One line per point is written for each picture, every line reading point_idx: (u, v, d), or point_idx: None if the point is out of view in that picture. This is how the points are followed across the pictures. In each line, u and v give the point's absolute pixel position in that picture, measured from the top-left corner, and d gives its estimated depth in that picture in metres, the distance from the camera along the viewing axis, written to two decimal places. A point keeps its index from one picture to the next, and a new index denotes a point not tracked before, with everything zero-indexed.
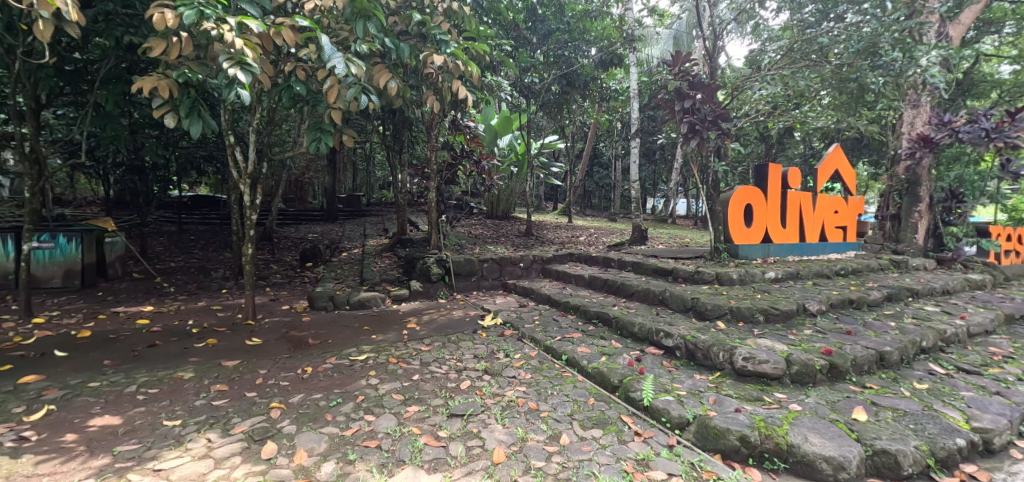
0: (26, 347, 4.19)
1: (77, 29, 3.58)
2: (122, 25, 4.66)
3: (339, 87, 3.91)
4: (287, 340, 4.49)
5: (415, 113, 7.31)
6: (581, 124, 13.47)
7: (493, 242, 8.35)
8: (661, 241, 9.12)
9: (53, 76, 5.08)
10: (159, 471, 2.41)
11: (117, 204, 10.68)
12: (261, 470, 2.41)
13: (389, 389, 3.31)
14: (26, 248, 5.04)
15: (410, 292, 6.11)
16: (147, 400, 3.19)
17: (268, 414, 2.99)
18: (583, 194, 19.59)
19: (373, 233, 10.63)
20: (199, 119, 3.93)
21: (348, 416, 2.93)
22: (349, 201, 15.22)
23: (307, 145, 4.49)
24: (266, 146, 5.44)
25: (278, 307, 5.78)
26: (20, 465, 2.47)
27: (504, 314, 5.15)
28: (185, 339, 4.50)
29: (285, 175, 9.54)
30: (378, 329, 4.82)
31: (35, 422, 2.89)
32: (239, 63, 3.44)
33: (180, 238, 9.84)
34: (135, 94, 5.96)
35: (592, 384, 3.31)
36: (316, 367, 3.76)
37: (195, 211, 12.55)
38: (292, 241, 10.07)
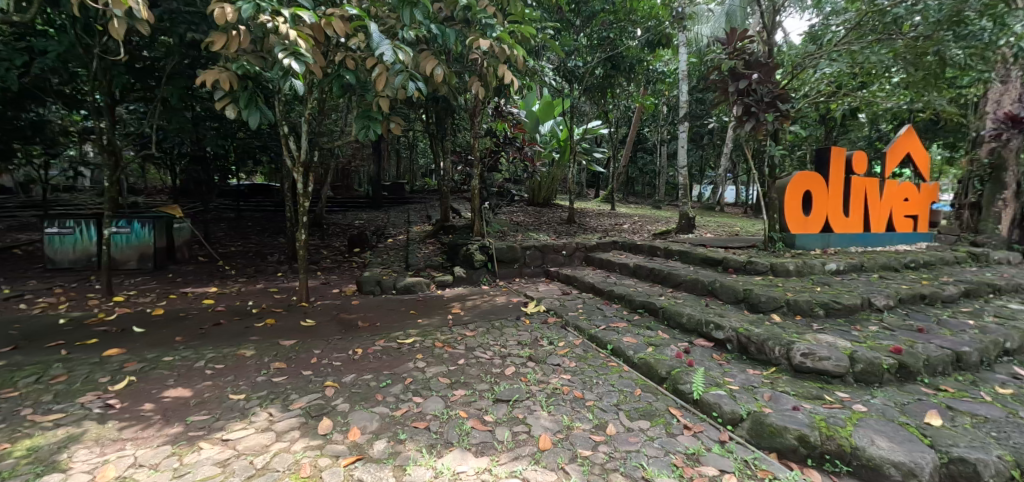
0: (108, 322, 4.58)
1: (147, 26, 3.72)
2: (185, 23, 4.88)
3: (387, 75, 3.98)
4: (339, 322, 4.69)
5: (458, 100, 7.33)
6: (625, 108, 13.09)
7: (536, 230, 8.34)
8: (709, 229, 8.80)
9: (124, 73, 5.40)
10: (227, 441, 2.58)
11: (183, 192, 11.43)
12: (318, 444, 2.54)
13: (436, 372, 3.39)
14: (106, 233, 5.45)
15: (454, 278, 6.22)
16: (214, 374, 3.42)
17: (323, 391, 3.14)
18: (627, 181, 19.22)
19: (417, 220, 10.83)
20: (257, 110, 4.11)
21: (397, 397, 3.03)
22: (394, 188, 15.61)
23: (357, 134, 4.61)
24: (317, 135, 5.64)
25: (329, 290, 6.02)
26: (107, 430, 2.71)
27: (548, 302, 5.15)
28: (246, 319, 4.79)
29: (333, 163, 9.85)
30: (423, 314, 4.96)
31: (119, 391, 3.17)
32: (294, 53, 3.53)
33: (239, 224, 10.38)
34: (197, 89, 6.30)
35: (638, 375, 3.26)
36: (366, 348, 3.91)
37: (251, 198, 13.22)
38: (340, 227, 10.44)
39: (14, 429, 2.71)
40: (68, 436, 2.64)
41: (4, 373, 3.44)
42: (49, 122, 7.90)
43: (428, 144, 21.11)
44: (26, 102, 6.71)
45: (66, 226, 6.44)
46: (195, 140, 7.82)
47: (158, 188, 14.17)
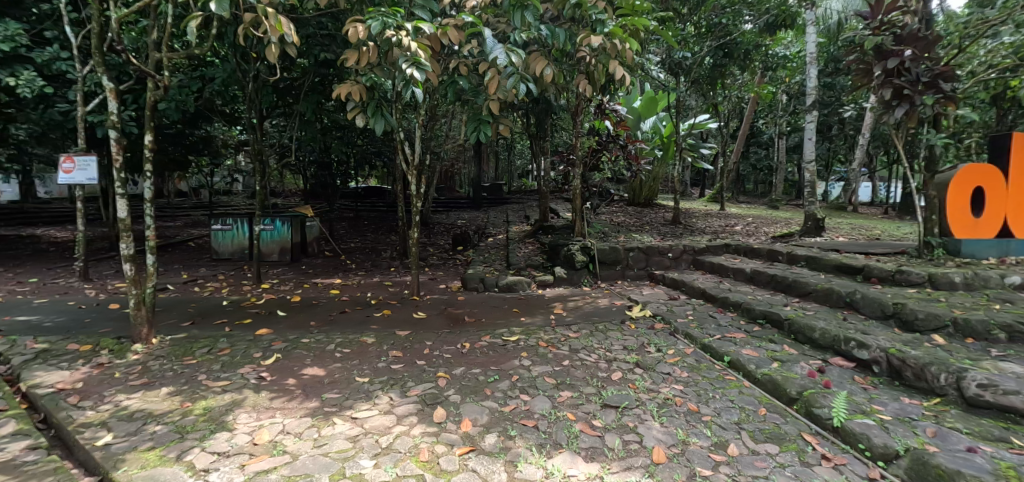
0: (259, 305, 5.30)
1: (294, 48, 4.21)
2: (320, 45, 5.45)
3: (499, 78, 4.10)
4: (448, 316, 4.94)
5: (561, 100, 7.33)
6: (737, 99, 12.05)
7: (638, 230, 8.05)
8: (840, 232, 7.82)
9: (271, 92, 6.19)
10: (356, 419, 2.84)
11: (313, 194, 12.85)
12: (434, 431, 2.69)
13: (541, 371, 3.42)
14: (257, 229, 6.31)
15: (555, 278, 6.23)
16: (342, 357, 3.79)
17: (436, 381, 3.32)
18: (738, 179, 17.79)
19: (516, 220, 11.06)
20: (381, 118, 4.50)
21: (505, 393, 3.11)
22: (494, 189, 16.08)
23: (468, 137, 4.83)
24: (429, 139, 5.97)
25: (437, 286, 6.37)
26: (261, 398, 3.12)
27: (654, 306, 4.94)
28: (367, 308, 5.25)
29: (440, 165, 10.41)
30: (526, 312, 5.03)
31: (269, 366, 3.64)
32: (415, 63, 3.80)
33: (358, 222, 11.40)
34: (328, 102, 7.03)
35: (762, 392, 3.00)
36: (473, 343, 4.06)
37: (368, 199, 14.47)
38: (445, 227, 11.00)
39: (193, 391, 3.24)
40: (232, 401, 3.08)
41: (185, 344, 4.12)
42: (214, 137, 9.33)
43: (526, 144, 21.37)
44: (199, 120, 8.00)
45: (227, 223, 7.58)
46: (324, 147, 8.73)
47: (293, 191, 16.09)
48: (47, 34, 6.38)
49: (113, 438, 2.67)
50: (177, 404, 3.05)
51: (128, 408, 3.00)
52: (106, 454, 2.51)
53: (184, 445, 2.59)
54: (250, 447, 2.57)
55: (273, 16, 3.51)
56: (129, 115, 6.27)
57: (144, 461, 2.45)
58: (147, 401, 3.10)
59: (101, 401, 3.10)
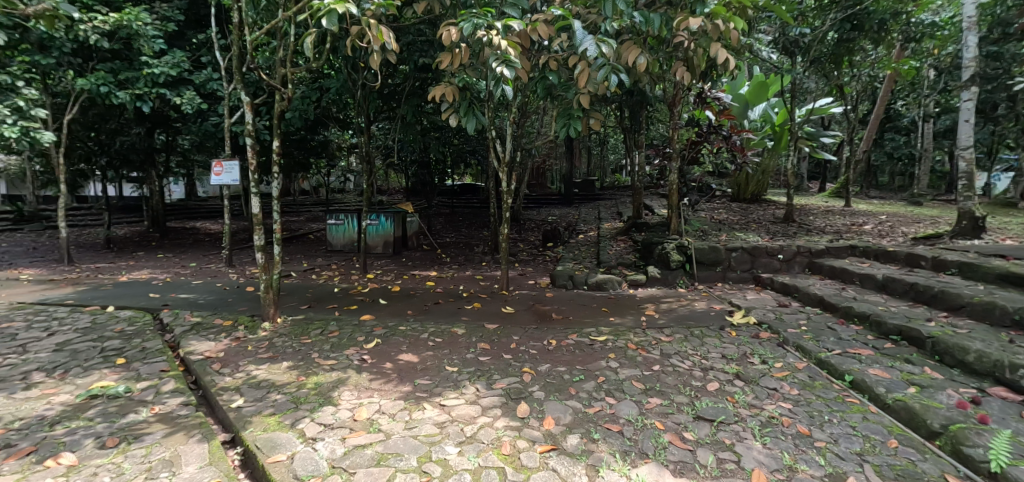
0: (364, 293, 5.74)
1: (394, 55, 4.46)
2: (418, 50, 5.74)
3: (589, 71, 4.01)
4: (535, 312, 4.94)
5: (657, 90, 6.95)
6: (869, 79, 10.55)
7: (743, 229, 7.41)
8: (1005, 233, 6.50)
9: (376, 97, 6.62)
10: (443, 406, 2.94)
11: (414, 191, 13.66)
12: (517, 426, 2.69)
13: (629, 375, 3.27)
14: (363, 224, 6.82)
15: (648, 278, 5.95)
16: (435, 346, 3.96)
17: (521, 376, 3.33)
18: (868, 171, 15.61)
19: (608, 216, 10.77)
20: (473, 116, 4.61)
21: (590, 394, 3.02)
22: (586, 185, 15.83)
23: (558, 132, 4.79)
24: (520, 136, 6.00)
25: (526, 281, 6.41)
26: (362, 378, 3.36)
27: (760, 313, 4.50)
28: (459, 300, 5.43)
29: (532, 162, 10.46)
30: (616, 312, 4.86)
31: (370, 349, 3.92)
32: (505, 61, 3.82)
33: (454, 218, 11.86)
34: (426, 104, 7.37)
35: (892, 421, 2.58)
36: (559, 341, 4.01)
37: (463, 196, 15.03)
38: (536, 223, 11.05)
39: (307, 367, 3.58)
40: (339, 379, 3.36)
41: (303, 325, 4.59)
42: (329, 140, 10.28)
43: (619, 139, 20.78)
44: (317, 126, 8.86)
45: (340, 218, 8.32)
46: (423, 147, 9.20)
47: (397, 189, 17.24)
48: (202, 57, 7.47)
49: (244, 402, 3.04)
50: (294, 377, 3.40)
51: (257, 378, 3.40)
52: (238, 415, 2.86)
53: (297, 414, 2.87)
54: (351, 422, 2.77)
55: (375, 26, 3.72)
56: (262, 124, 7.11)
57: (266, 425, 2.75)
58: (271, 373, 3.49)
59: (236, 369, 3.55)
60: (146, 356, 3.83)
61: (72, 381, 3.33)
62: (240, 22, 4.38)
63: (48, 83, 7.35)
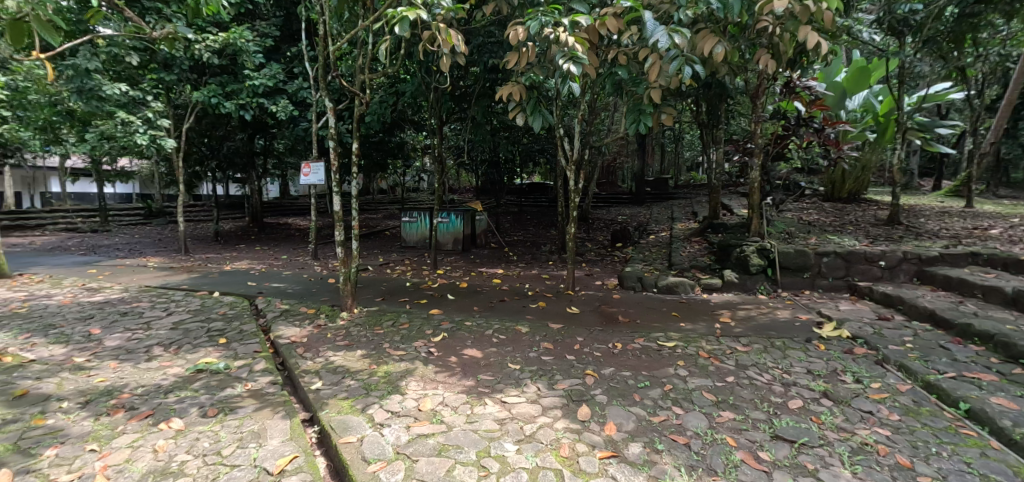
0: (433, 288, 5.95)
1: (463, 57, 4.56)
2: (488, 51, 5.83)
3: (661, 63, 3.84)
4: (601, 313, 4.83)
5: (738, 82, 6.52)
6: (998, 60, 9.16)
7: (837, 231, 6.75)
8: None
9: (448, 99, 6.82)
10: (504, 403, 2.97)
11: (484, 190, 13.95)
12: (577, 429, 2.65)
13: (699, 385, 3.11)
14: (435, 221, 7.05)
15: (724, 282, 5.61)
16: (498, 343, 4.01)
17: (584, 378, 3.28)
18: (995, 165, 13.59)
19: (682, 216, 10.30)
20: (540, 115, 4.60)
21: (656, 402, 2.90)
22: (659, 183, 15.26)
23: (627, 129, 4.65)
24: (589, 134, 5.90)
25: (593, 282, 6.30)
26: (428, 370, 3.48)
27: (854, 326, 4.07)
28: (524, 299, 5.46)
29: (601, 160, 10.25)
30: (687, 317, 4.63)
31: (437, 342, 4.05)
32: (572, 58, 3.76)
33: (522, 217, 11.95)
34: (496, 104, 7.48)
35: (1019, 461, 2.22)
36: (625, 344, 3.90)
37: (532, 195, 15.11)
38: (605, 223, 10.83)
39: (379, 356, 3.78)
40: (407, 369, 3.51)
41: (376, 316, 4.85)
42: (405, 142, 10.77)
43: (696, 135, 19.80)
44: (395, 128, 9.31)
45: (414, 216, 8.70)
46: (493, 147, 9.34)
47: (468, 188, 17.71)
48: (295, 69, 8.14)
49: (322, 385, 3.27)
50: (367, 365, 3.60)
51: (334, 363, 3.64)
52: (317, 396, 3.08)
53: (368, 400, 3.03)
54: (416, 412, 2.88)
55: (444, 30, 3.83)
56: (345, 128, 7.61)
57: (341, 407, 2.93)
58: (347, 359, 3.72)
59: (316, 354, 3.82)
60: (243, 337, 4.25)
61: (184, 356, 3.77)
62: (325, 36, 4.70)
63: (171, 97, 8.38)
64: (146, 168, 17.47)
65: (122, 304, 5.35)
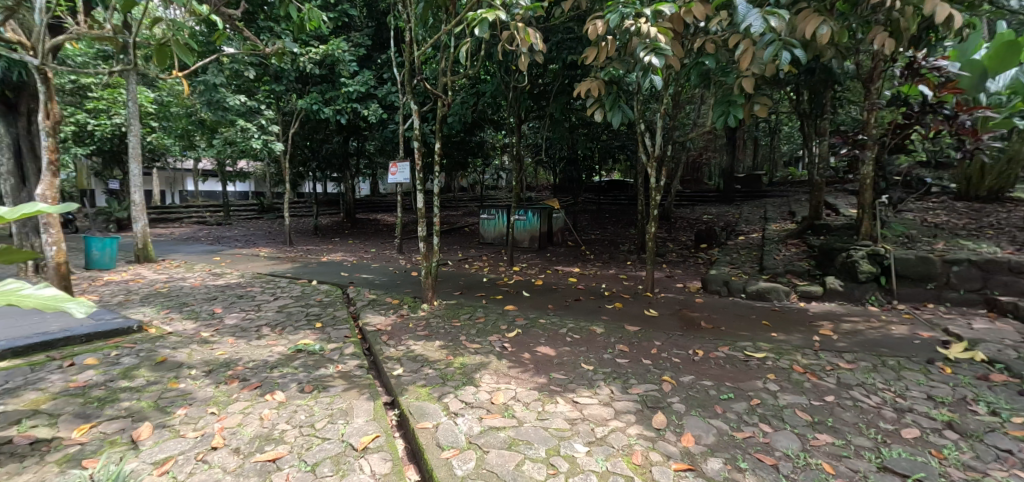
0: (509, 285, 6.05)
1: (542, 55, 4.55)
2: (567, 47, 5.78)
3: (754, 49, 3.56)
4: (682, 318, 4.62)
5: (848, 67, 5.87)
6: None
7: (970, 236, 5.86)
8: None
9: (527, 97, 6.85)
10: (576, 403, 2.94)
11: (562, 188, 13.89)
12: (651, 437, 2.55)
13: (792, 402, 2.86)
14: (512, 219, 7.12)
15: (825, 290, 5.10)
16: (572, 342, 3.98)
17: (660, 385, 3.15)
18: None
19: (777, 216, 9.53)
20: (619, 110, 4.49)
21: (740, 417, 2.72)
22: (751, 180, 14.25)
23: (715, 122, 4.37)
24: (672, 129, 5.64)
25: (674, 284, 6.03)
26: (502, 365, 3.55)
27: (991, 347, 3.51)
28: (600, 299, 5.36)
29: (686, 156, 9.77)
30: (779, 327, 4.27)
31: (511, 338, 4.12)
32: (654, 49, 3.61)
33: (600, 215, 11.74)
34: (575, 101, 7.39)
35: None
36: (707, 352, 3.69)
37: (611, 193, 14.80)
38: (689, 222, 10.31)
39: (456, 348, 3.92)
40: (481, 362, 3.60)
41: (454, 309, 5.03)
42: (485, 141, 11.04)
43: (795, 127, 18.21)
44: (475, 128, 9.57)
45: (492, 213, 8.89)
46: (571, 144, 9.27)
47: (546, 186, 17.74)
48: (385, 75, 8.64)
49: (403, 371, 3.45)
50: (444, 356, 3.74)
51: (414, 352, 3.83)
52: (398, 382, 3.26)
53: (444, 389, 3.15)
54: (489, 404, 2.94)
55: (522, 29, 3.86)
56: (429, 128, 7.96)
57: (419, 394, 3.08)
58: (426, 349, 3.90)
59: (399, 342, 4.05)
60: (336, 322, 4.62)
61: (286, 336, 4.18)
62: (411, 42, 4.95)
63: (280, 105, 9.29)
64: (260, 169, 19.54)
65: (238, 288, 6.05)
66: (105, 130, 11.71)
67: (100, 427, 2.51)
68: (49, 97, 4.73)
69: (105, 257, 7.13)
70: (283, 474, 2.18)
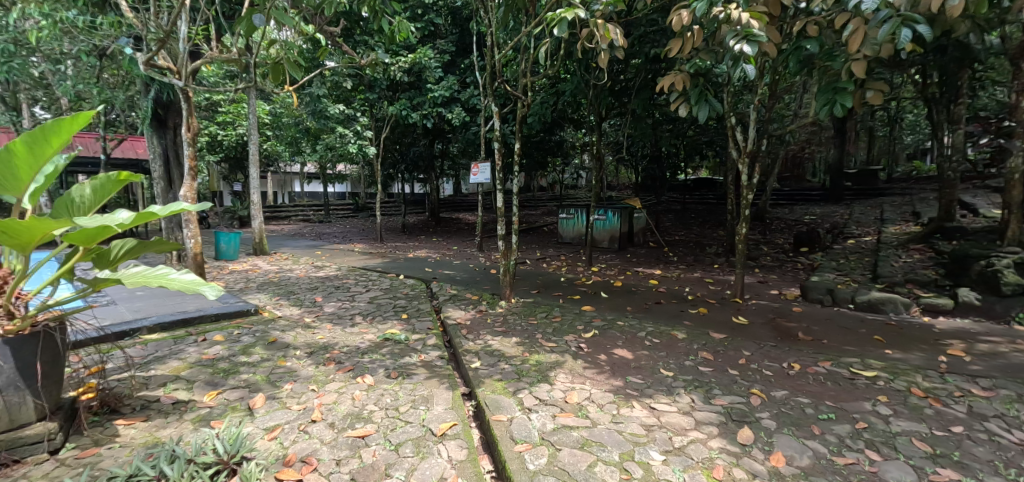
0: (587, 285, 6.01)
1: (622, 50, 4.47)
2: (651, 42, 5.62)
3: (867, 29, 3.20)
4: (775, 327, 4.31)
5: (987, 44, 5.09)
6: None
7: None
8: None
9: (608, 95, 6.75)
10: (654, 410, 2.88)
11: (644, 187, 13.48)
12: (735, 452, 2.43)
13: (906, 430, 2.59)
14: (591, 219, 7.05)
15: (956, 304, 4.48)
16: (651, 346, 3.89)
17: (748, 398, 2.98)
18: None
19: (895, 218, 8.51)
20: (706, 104, 4.29)
21: (841, 441, 2.50)
22: (863, 177, 12.84)
23: (819, 112, 4.01)
24: (766, 122, 5.26)
25: (767, 290, 5.63)
26: (577, 365, 3.56)
27: None
28: (682, 303, 5.16)
29: (783, 151, 9.04)
30: (895, 344, 3.84)
31: (588, 339, 4.11)
32: (746, 36, 3.38)
33: (685, 215, 11.23)
34: (658, 96, 7.15)
35: None
36: (805, 366, 3.42)
37: (697, 191, 14.11)
38: (787, 223, 9.54)
39: (532, 345, 3.99)
40: (557, 361, 3.64)
41: (531, 307, 5.12)
42: (565, 140, 11.04)
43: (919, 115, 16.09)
44: (555, 127, 9.60)
45: (571, 212, 8.86)
46: (655, 141, 8.97)
47: (628, 185, 17.31)
48: (468, 79, 8.96)
49: (481, 365, 3.59)
50: (520, 352, 3.83)
51: (492, 347, 3.97)
52: (476, 375, 3.40)
53: (520, 384, 3.24)
54: (563, 403, 2.97)
55: (602, 25, 3.82)
56: (509, 129, 8.14)
57: (495, 387, 3.19)
58: (503, 345, 4.02)
59: (477, 337, 4.21)
60: (420, 314, 4.91)
61: (376, 325, 4.51)
62: (492, 46, 5.10)
63: (374, 112, 9.99)
64: (355, 171, 21.11)
65: (335, 280, 6.62)
66: (231, 139, 13.34)
67: (226, 394, 2.90)
68: (190, 113, 5.51)
69: (230, 250, 8.12)
70: (371, 451, 2.37)
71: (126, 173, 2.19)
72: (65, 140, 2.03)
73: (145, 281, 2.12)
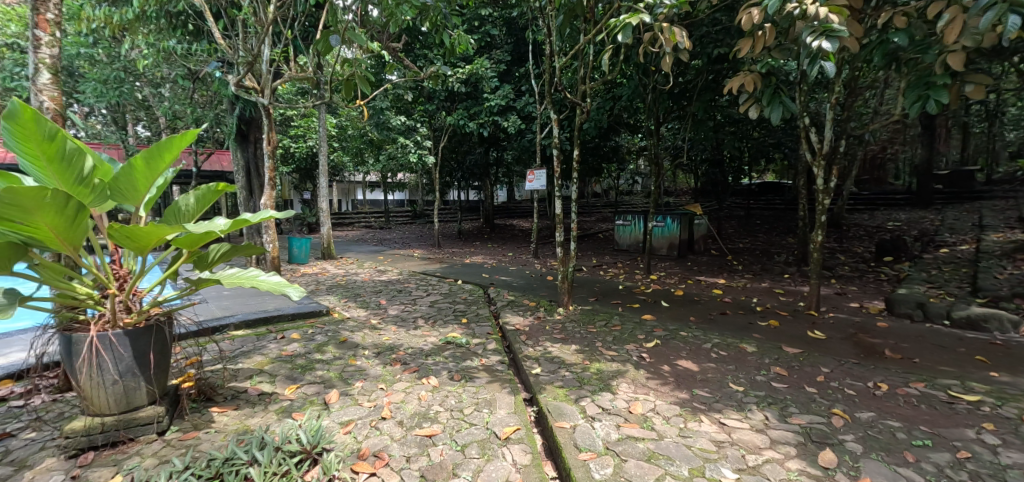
0: (647, 293, 5.86)
1: (687, 53, 4.35)
2: (714, 41, 5.43)
3: (967, 17, 2.94)
4: (858, 343, 4.00)
5: None
6: None
7: None
8: None
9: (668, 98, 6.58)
10: (724, 425, 2.75)
11: (705, 193, 12.99)
12: (817, 475, 2.28)
13: (1020, 463, 2.31)
14: (648, 226, 6.82)
15: None
16: (718, 359, 3.72)
17: (830, 418, 2.79)
18: None
19: (996, 224, 7.67)
20: (779, 104, 4.09)
21: (941, 470, 2.28)
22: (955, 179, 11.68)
23: (908, 109, 3.71)
24: (845, 122, 4.92)
25: (846, 303, 5.23)
26: (640, 375, 3.47)
27: None
28: (751, 314, 4.91)
29: (861, 152, 8.42)
30: (1002, 365, 3.45)
31: (649, 348, 4.00)
32: (824, 32, 3.19)
33: (750, 222, 10.70)
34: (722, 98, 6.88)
35: None
36: (894, 386, 3.15)
37: (763, 197, 13.42)
38: (867, 230, 8.85)
39: (592, 353, 3.94)
40: (618, 370, 3.57)
41: (590, 315, 5.06)
42: (621, 146, 10.86)
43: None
44: (612, 133, 9.48)
45: (627, 219, 8.70)
46: (717, 144, 8.65)
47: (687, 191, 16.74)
48: (523, 87, 9.05)
49: (541, 371, 3.58)
50: (581, 360, 3.79)
51: (551, 353, 3.96)
52: (537, 380, 3.40)
53: (582, 392, 3.20)
54: (627, 413, 2.91)
55: (667, 28, 3.72)
56: (566, 136, 8.13)
57: (556, 394, 3.17)
58: (562, 352, 4.00)
59: (536, 343, 4.21)
60: (478, 319, 4.99)
61: (437, 328, 4.63)
62: (551, 54, 5.13)
63: (433, 122, 10.32)
64: (414, 179, 21.85)
65: (397, 284, 6.87)
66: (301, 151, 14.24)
67: (304, 388, 3.09)
68: (270, 127, 5.93)
69: (302, 254, 8.63)
70: (438, 450, 2.44)
71: (223, 184, 2.39)
72: (176, 154, 2.26)
73: (240, 281, 2.31)
